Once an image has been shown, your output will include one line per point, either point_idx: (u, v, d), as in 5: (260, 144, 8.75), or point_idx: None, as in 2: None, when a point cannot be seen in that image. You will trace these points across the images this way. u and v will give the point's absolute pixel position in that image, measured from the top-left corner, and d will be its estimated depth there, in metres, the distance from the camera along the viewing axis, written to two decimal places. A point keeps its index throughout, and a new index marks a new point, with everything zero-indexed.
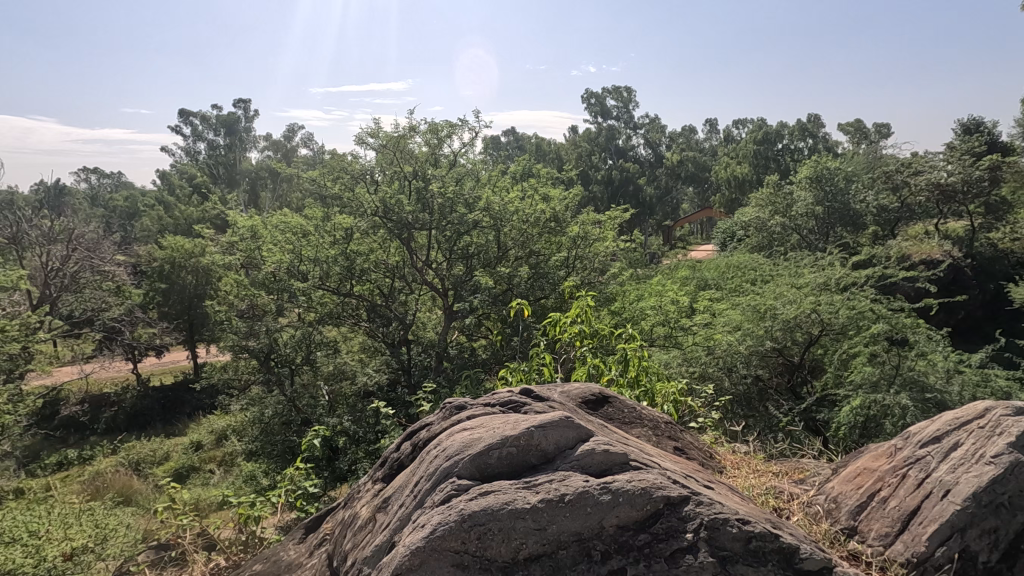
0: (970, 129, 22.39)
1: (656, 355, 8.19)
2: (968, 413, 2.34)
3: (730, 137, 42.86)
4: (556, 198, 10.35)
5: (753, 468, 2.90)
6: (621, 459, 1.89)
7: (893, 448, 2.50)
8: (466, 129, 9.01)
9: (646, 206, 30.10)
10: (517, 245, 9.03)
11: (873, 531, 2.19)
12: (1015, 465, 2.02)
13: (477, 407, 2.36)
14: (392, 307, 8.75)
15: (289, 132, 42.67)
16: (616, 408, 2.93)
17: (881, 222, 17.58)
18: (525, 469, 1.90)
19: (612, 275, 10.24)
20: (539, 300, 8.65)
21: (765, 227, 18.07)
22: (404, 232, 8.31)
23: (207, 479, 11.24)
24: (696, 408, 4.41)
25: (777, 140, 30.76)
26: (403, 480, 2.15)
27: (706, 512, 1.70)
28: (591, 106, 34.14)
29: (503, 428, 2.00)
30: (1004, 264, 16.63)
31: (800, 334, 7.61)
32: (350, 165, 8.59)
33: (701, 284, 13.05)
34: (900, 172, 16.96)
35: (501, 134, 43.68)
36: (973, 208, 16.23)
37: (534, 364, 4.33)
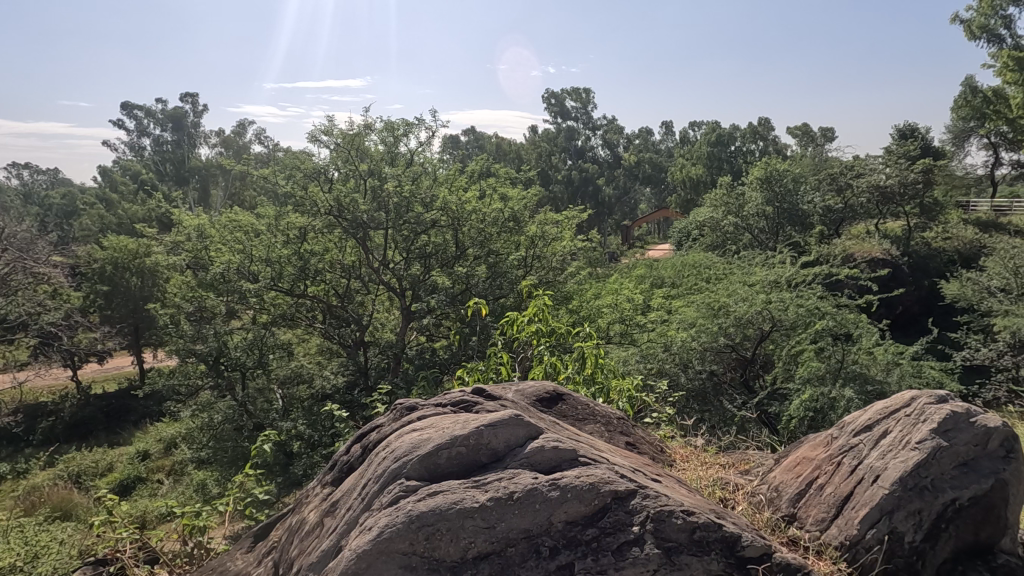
0: (906, 134, 23.85)
1: (614, 353, 8.35)
2: (897, 402, 2.48)
3: (685, 139, 44.18)
4: (513, 197, 10.41)
5: (702, 460, 2.97)
6: (570, 455, 1.92)
7: (829, 437, 2.62)
8: (423, 128, 8.97)
9: (605, 206, 30.63)
10: (475, 244, 9.03)
11: (811, 517, 2.29)
12: (937, 450, 2.15)
13: (429, 406, 2.35)
14: (348, 308, 8.60)
15: (240, 128, 41.51)
16: (569, 405, 2.96)
17: (827, 222, 18.39)
18: (474, 468, 1.90)
19: (569, 274, 10.39)
20: (498, 299, 8.70)
21: (718, 227, 18.66)
22: (360, 232, 8.20)
23: (154, 490, 10.76)
24: (650, 403, 4.52)
25: (730, 143, 31.89)
26: (352, 482, 2.11)
27: (652, 505, 1.77)
28: (550, 107, 34.59)
29: (454, 427, 1.99)
30: (938, 263, 17.54)
31: (751, 330, 7.92)
32: (303, 162, 8.33)
33: (657, 283, 13.39)
34: (843, 174, 17.80)
35: (461, 134, 43.52)
36: (909, 209, 17.32)
37: (491, 364, 4.32)
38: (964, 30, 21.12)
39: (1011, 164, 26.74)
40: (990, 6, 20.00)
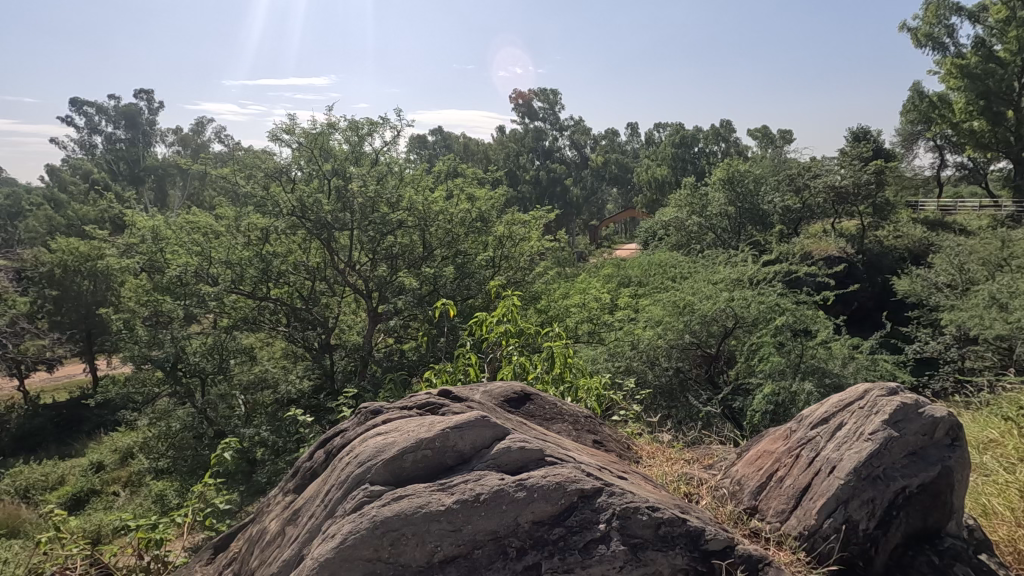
0: (859, 136, 24.85)
1: (582, 352, 8.42)
2: (851, 394, 2.57)
3: (651, 140, 44.97)
4: (480, 197, 10.40)
5: (667, 456, 3.02)
6: (537, 455, 1.92)
7: (788, 430, 2.69)
8: (388, 127, 8.87)
9: (573, 206, 30.89)
10: (443, 245, 8.98)
11: (771, 509, 2.35)
12: (888, 440, 2.24)
13: (393, 410, 2.31)
14: (313, 310, 8.41)
15: (198, 127, 40.23)
16: (537, 405, 2.97)
17: (786, 221, 18.98)
18: (440, 471, 1.88)
19: (537, 274, 10.44)
20: (467, 300, 8.66)
21: (683, 227, 19.05)
22: (324, 232, 8.04)
23: (110, 502, 10.34)
24: (618, 401, 4.58)
25: (694, 144, 32.64)
26: (315, 488, 2.06)
27: (617, 502, 1.78)
28: (518, 107, 34.70)
29: (418, 431, 1.96)
30: (891, 260, 18.03)
31: (715, 327, 8.11)
32: (264, 162, 8.14)
33: (624, 282, 13.58)
34: (801, 175, 18.40)
35: (429, 134, 43.22)
36: (863, 208, 18.01)
37: (460, 365, 4.29)
38: (911, 38, 22.13)
39: (955, 166, 28.17)
40: (935, 16, 21.06)
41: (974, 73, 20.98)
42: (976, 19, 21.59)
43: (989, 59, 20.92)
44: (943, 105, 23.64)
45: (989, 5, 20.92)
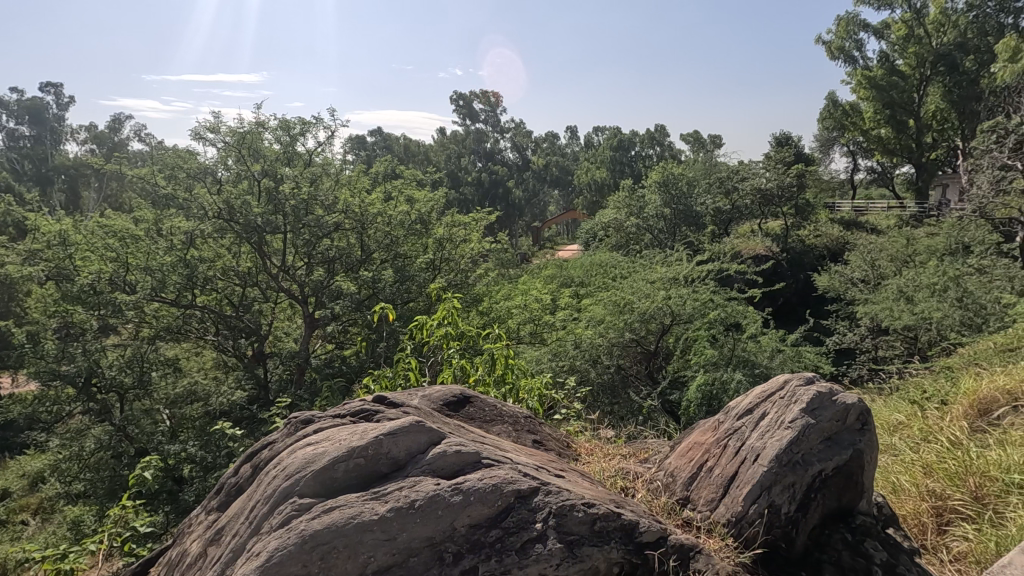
0: (782, 141, 26.45)
1: (526, 353, 8.47)
2: (773, 384, 2.71)
3: (590, 143, 46.08)
4: (420, 198, 10.29)
5: (605, 452, 3.08)
6: (474, 458, 1.90)
7: (717, 422, 2.80)
8: (322, 127, 8.62)
9: (516, 207, 31.12)
10: (381, 247, 8.83)
11: (702, 498, 2.44)
12: (806, 427, 2.38)
13: (325, 418, 2.24)
14: (244, 317, 8.02)
15: (115, 124, 37.58)
16: (476, 408, 2.96)
17: (718, 222, 19.90)
18: (374, 480, 1.83)
19: (478, 275, 10.42)
20: (407, 303, 8.53)
21: (622, 227, 19.77)
22: (255, 236, 7.67)
23: (17, 532, 9.46)
24: (559, 400, 4.63)
25: (631, 148, 33.73)
26: (240, 504, 1.96)
27: (554, 500, 1.81)
28: (459, 109, 34.63)
29: (351, 438, 1.91)
30: (812, 257, 19.13)
31: (653, 324, 8.37)
32: (186, 162, 7.70)
33: (566, 282, 13.80)
34: (730, 178, 19.35)
35: (368, 134, 42.36)
36: (786, 210, 19.14)
37: (399, 370, 4.20)
38: (826, 50, 23.71)
39: (866, 170, 30.45)
40: (845, 31, 22.66)
41: (879, 84, 22.72)
42: (880, 35, 23.24)
43: (892, 72, 22.71)
44: (853, 113, 25.47)
45: (891, 22, 22.69)
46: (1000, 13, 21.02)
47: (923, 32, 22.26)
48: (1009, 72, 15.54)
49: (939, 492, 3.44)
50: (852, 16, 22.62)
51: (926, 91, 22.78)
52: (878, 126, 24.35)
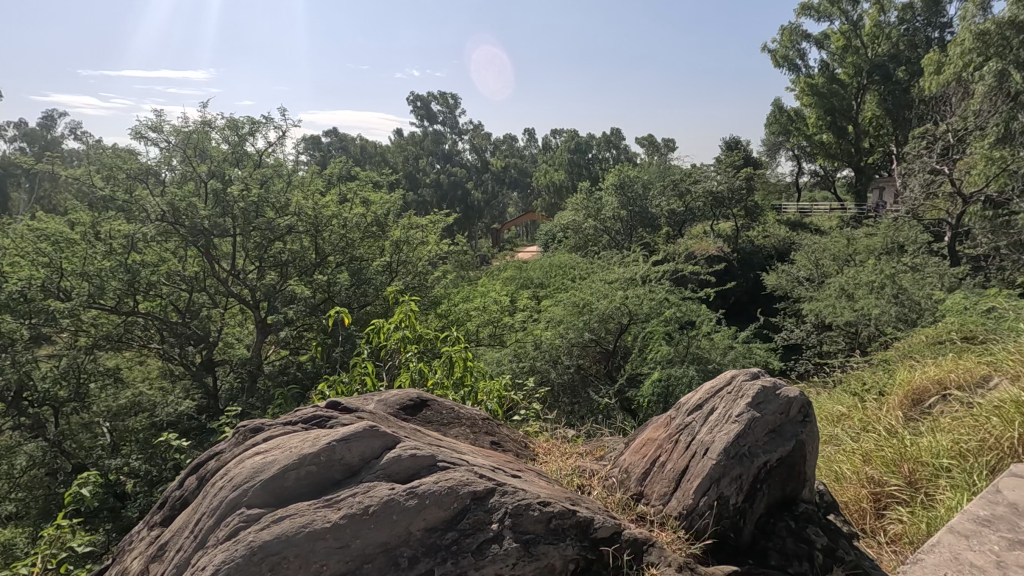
0: (732, 145, 27.46)
1: (486, 354, 8.47)
2: (722, 380, 2.81)
3: (548, 146, 46.54)
4: (375, 201, 10.20)
5: (562, 451, 3.12)
6: (429, 461, 1.90)
7: (668, 418, 2.88)
8: (272, 127, 8.42)
9: (475, 209, 31.09)
10: (336, 250, 8.69)
11: (655, 492, 2.51)
12: (751, 420, 2.48)
13: (276, 426, 2.18)
14: (192, 323, 7.70)
15: (47, 121, 35.29)
16: (433, 411, 2.94)
17: (672, 224, 20.44)
18: (327, 486, 1.80)
19: (436, 278, 10.35)
20: (364, 307, 8.39)
21: (580, 229, 20.11)
22: (201, 239, 7.35)
23: None
24: (518, 401, 4.65)
25: (588, 151, 34.46)
26: (184, 519, 1.89)
27: (509, 501, 1.82)
28: (417, 110, 34.36)
29: (302, 446, 1.87)
30: (760, 257, 19.99)
31: (612, 324, 8.52)
32: (126, 162, 7.33)
33: (525, 283, 13.90)
34: (683, 181, 19.93)
35: (323, 135, 41.46)
36: (736, 212, 19.84)
37: (355, 375, 4.14)
38: (771, 58, 24.73)
39: (809, 174, 31.93)
40: (789, 41, 23.71)
41: (821, 92, 23.87)
42: (821, 45, 24.42)
43: (832, 80, 23.92)
44: (798, 119, 26.62)
45: (830, 34, 23.84)
46: (927, 27, 22.72)
47: (860, 43, 23.47)
48: (936, 82, 16.57)
49: (877, 478, 3.65)
50: (795, 27, 23.69)
51: (863, 99, 24.07)
52: (821, 131, 25.57)
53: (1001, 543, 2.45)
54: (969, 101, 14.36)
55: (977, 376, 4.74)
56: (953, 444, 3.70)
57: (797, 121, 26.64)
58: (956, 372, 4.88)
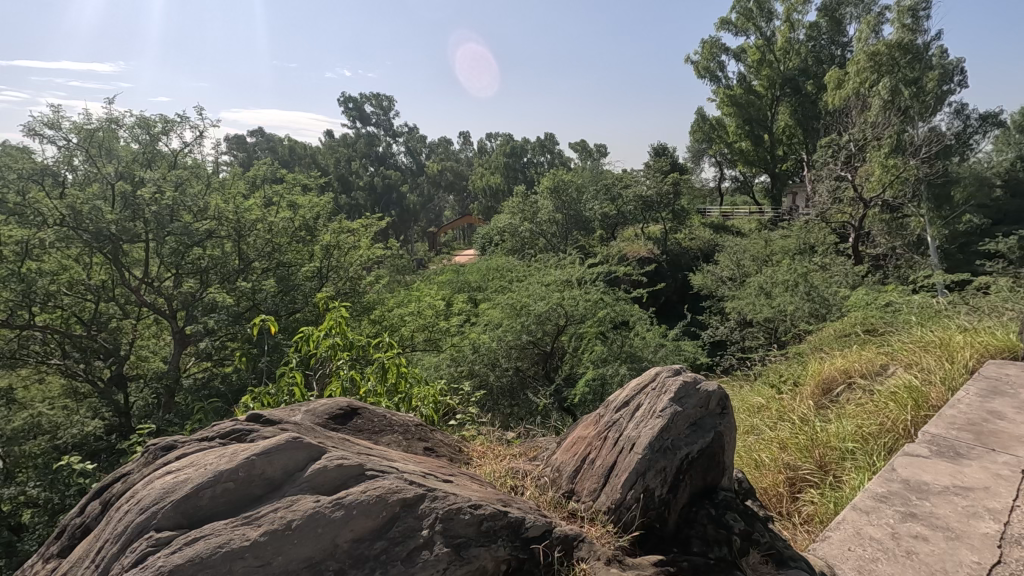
0: (659, 151, 28.71)
1: (423, 360, 8.38)
2: (646, 377, 2.93)
3: (484, 150, 46.72)
4: (302, 203, 10.00)
5: (496, 453, 3.14)
6: (357, 471, 1.85)
7: (598, 415, 2.96)
8: (188, 125, 7.94)
9: (411, 212, 30.67)
10: (260, 256, 8.37)
11: (585, 489, 2.58)
12: (674, 414, 2.59)
13: (191, 442, 2.07)
14: (99, 336, 7.11)
15: None
16: (364, 419, 2.87)
17: (605, 227, 21.06)
18: (246, 502, 1.72)
19: (368, 283, 10.32)
20: (292, 314, 8.09)
21: (517, 233, 20.32)
22: (108, 245, 6.71)
23: None
24: (454, 406, 4.62)
25: (523, 154, 35.55)
26: (85, 548, 1.76)
27: (439, 505, 1.82)
28: (349, 111, 33.59)
29: (217, 462, 1.78)
30: (687, 258, 20.95)
31: (549, 325, 8.60)
32: (18, 161, 6.67)
33: (463, 286, 13.85)
34: (615, 185, 20.62)
35: (248, 136, 39.59)
36: (664, 215, 20.73)
37: (282, 385, 3.95)
38: (694, 69, 25.98)
39: (731, 179, 33.85)
40: (709, 54, 25.01)
41: (739, 103, 25.44)
42: (739, 58, 25.94)
43: (749, 92, 25.52)
44: (719, 127, 28.12)
45: (747, 48, 25.31)
46: (832, 45, 24.41)
47: (773, 57, 25.09)
48: (839, 96, 17.98)
49: (792, 464, 3.92)
50: (714, 40, 25.01)
51: (777, 110, 25.79)
52: (740, 139, 27.15)
53: (896, 517, 2.70)
54: (867, 114, 15.73)
55: (876, 365, 5.19)
56: (857, 429, 4.03)
57: (718, 129, 28.11)
58: (859, 363, 5.32)
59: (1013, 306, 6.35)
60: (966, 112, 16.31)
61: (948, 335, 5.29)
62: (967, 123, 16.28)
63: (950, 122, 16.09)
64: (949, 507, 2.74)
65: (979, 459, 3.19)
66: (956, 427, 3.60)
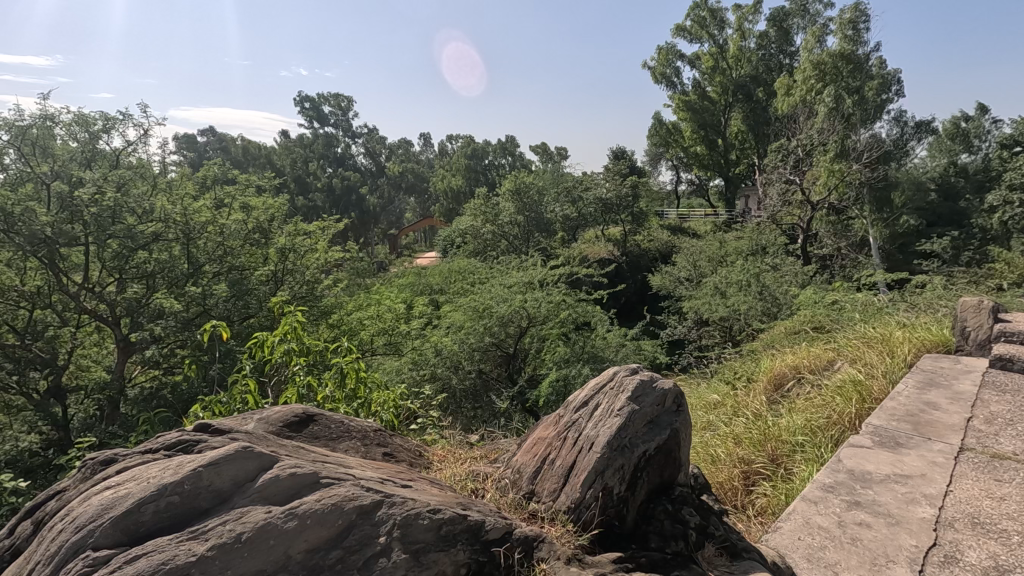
0: (619, 155, 29.26)
1: (384, 364, 8.25)
2: (604, 377, 2.96)
3: (445, 152, 46.57)
4: (256, 205, 9.77)
5: (456, 456, 3.13)
6: (310, 480, 1.81)
7: (557, 416, 2.98)
8: (131, 123, 7.60)
9: (370, 214, 30.19)
10: (211, 260, 8.09)
11: (545, 489, 2.60)
12: (632, 413, 2.63)
13: (133, 456, 1.97)
14: (34, 346, 6.69)
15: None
16: (321, 426, 2.81)
17: (567, 228, 21.28)
18: (191, 517, 1.65)
19: (326, 286, 10.14)
20: (245, 320, 7.85)
21: (479, 235, 20.30)
22: (44, 249, 6.31)
23: None
24: (415, 410, 4.56)
25: (485, 156, 35.54)
26: (15, 570, 1.65)
27: (397, 512, 1.79)
28: (305, 111, 32.86)
29: (161, 475, 1.70)
30: (646, 259, 21.38)
31: (512, 327, 8.62)
32: None
33: (425, 289, 13.74)
34: (576, 188, 20.90)
35: (199, 135, 38.18)
36: (624, 217, 21.12)
37: (234, 393, 3.80)
38: (651, 74, 26.59)
39: (687, 182, 34.79)
40: (666, 60, 25.67)
41: (694, 108, 26.19)
42: (694, 65, 26.71)
43: (704, 98, 26.34)
44: (675, 132, 28.85)
45: (702, 54, 26.05)
46: (781, 54, 25.36)
47: (726, 64, 25.93)
48: (788, 103, 18.73)
49: (746, 458, 4.04)
50: (670, 47, 25.69)
51: (730, 116, 26.67)
52: (695, 143, 27.95)
53: (842, 505, 2.82)
54: (813, 120, 16.43)
55: (824, 361, 5.40)
56: (807, 423, 4.19)
57: (675, 133, 28.85)
58: (809, 359, 5.53)
59: (947, 303, 6.75)
60: (903, 120, 17.35)
61: (889, 331, 5.57)
62: (904, 131, 17.27)
63: (889, 129, 17.00)
64: (890, 495, 2.89)
65: (917, 448, 3.37)
66: (896, 418, 3.79)
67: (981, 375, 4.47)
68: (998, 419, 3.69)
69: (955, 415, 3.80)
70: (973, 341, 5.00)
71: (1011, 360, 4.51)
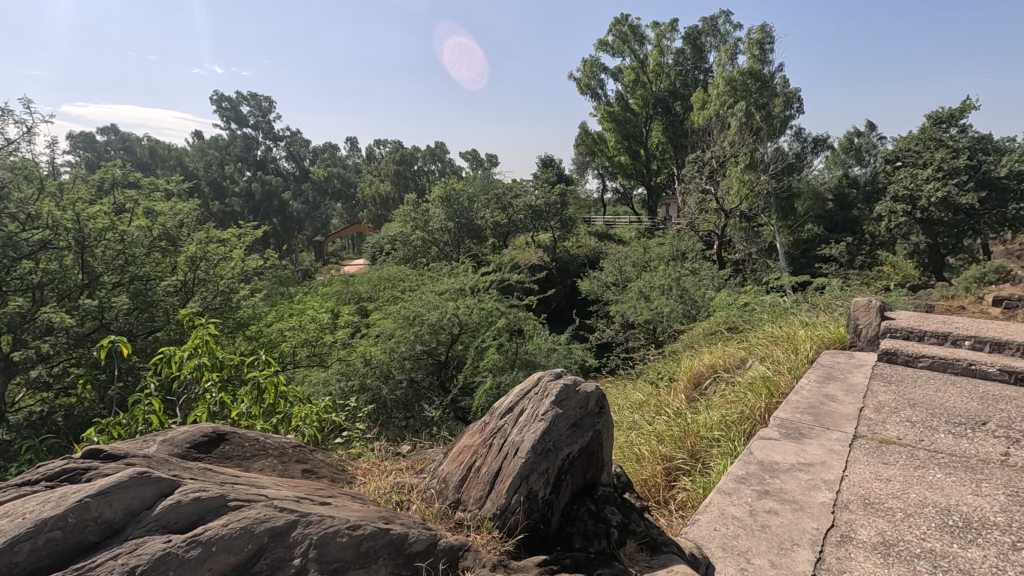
0: (547, 162, 29.86)
1: (309, 376, 7.91)
2: (529, 383, 2.98)
3: (373, 157, 45.66)
4: (161, 210, 9.15)
5: (381, 469, 3.04)
6: (217, 503, 1.70)
7: (483, 423, 2.96)
8: (12, 119, 6.85)
9: (294, 221, 28.98)
10: (108, 270, 7.46)
11: (471, 497, 2.58)
12: (555, 417, 2.67)
13: (6, 490, 1.76)
14: None
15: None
16: (233, 445, 2.64)
17: (498, 235, 21.47)
18: (76, 553, 1.50)
19: (243, 297, 9.62)
20: (151, 334, 7.29)
21: (408, 241, 19.82)
22: None
23: None
24: (340, 423, 4.40)
25: (414, 162, 35.12)
26: None
27: (314, 531, 1.72)
28: (222, 111, 31.14)
29: (40, 510, 1.53)
30: (575, 264, 21.97)
31: (443, 335, 8.58)
32: None
33: (353, 297, 13.36)
34: (506, 195, 21.12)
35: (99, 135, 35.18)
36: (553, 224, 21.61)
37: (137, 414, 3.49)
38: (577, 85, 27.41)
39: (613, 191, 36.07)
40: (591, 72, 26.49)
41: (617, 119, 27.28)
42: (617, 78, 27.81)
43: (626, 110, 27.47)
44: (600, 142, 29.92)
45: (623, 69, 27.07)
46: (696, 70, 26.99)
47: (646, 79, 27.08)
48: (703, 116, 19.90)
49: (668, 454, 4.22)
50: (595, 59, 26.57)
51: (650, 128, 27.92)
52: (620, 153, 29.22)
53: (753, 495, 3.01)
54: (726, 133, 17.55)
55: (736, 360, 5.76)
56: (722, 419, 4.44)
57: (600, 143, 29.91)
58: (723, 358, 5.87)
59: (842, 303, 7.41)
60: (803, 135, 18.90)
61: (794, 330, 6.03)
62: (804, 145, 18.80)
63: (791, 143, 18.48)
64: (794, 482, 3.11)
65: (818, 437, 3.66)
66: (799, 411, 4.10)
67: (871, 368, 4.93)
68: (885, 408, 4.08)
69: (849, 405, 4.17)
70: (863, 337, 5.49)
71: (895, 354, 5.02)
